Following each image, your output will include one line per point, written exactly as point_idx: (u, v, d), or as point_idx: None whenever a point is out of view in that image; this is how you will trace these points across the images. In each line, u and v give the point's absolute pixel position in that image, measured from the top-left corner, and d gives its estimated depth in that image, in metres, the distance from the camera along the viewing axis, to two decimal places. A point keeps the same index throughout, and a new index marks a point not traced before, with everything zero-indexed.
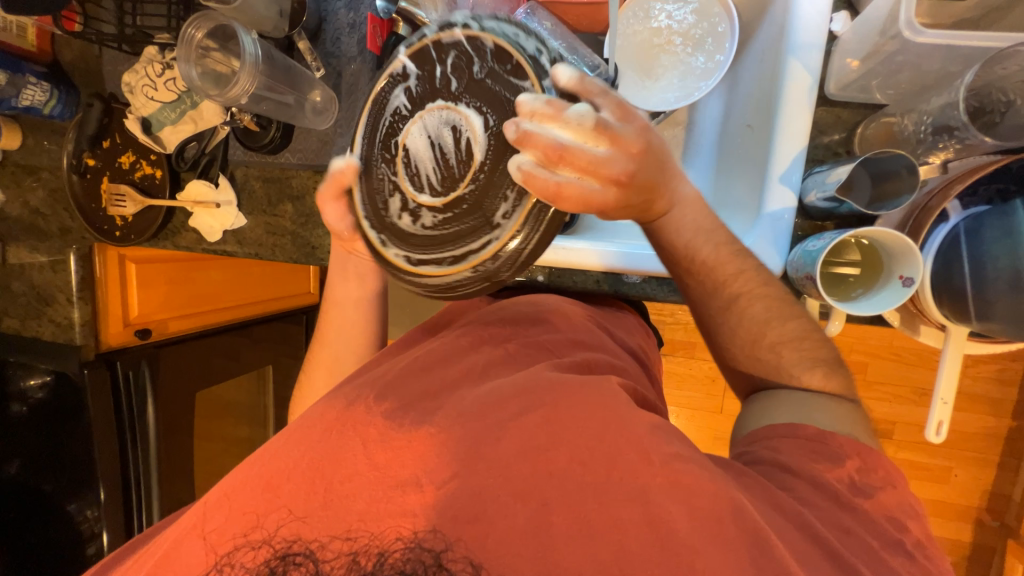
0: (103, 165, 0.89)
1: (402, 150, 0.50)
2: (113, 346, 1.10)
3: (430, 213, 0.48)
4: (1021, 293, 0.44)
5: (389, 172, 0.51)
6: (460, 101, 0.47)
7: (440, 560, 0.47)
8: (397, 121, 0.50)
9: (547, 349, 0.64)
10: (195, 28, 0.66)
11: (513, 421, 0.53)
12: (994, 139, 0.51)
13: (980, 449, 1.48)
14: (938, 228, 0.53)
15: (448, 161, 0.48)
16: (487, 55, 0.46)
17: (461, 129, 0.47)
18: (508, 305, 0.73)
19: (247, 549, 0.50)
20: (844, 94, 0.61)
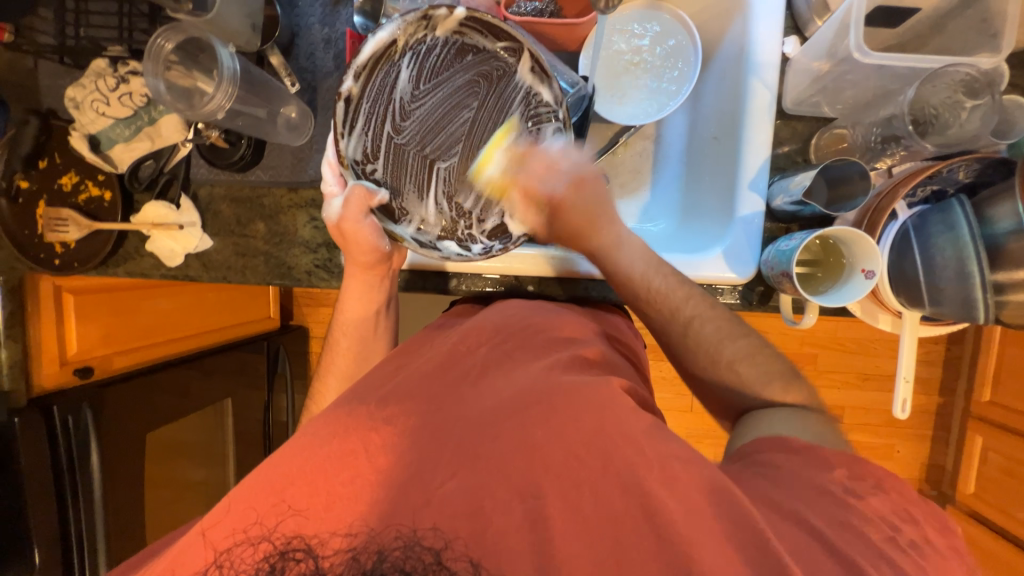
0: (39, 188, 0.81)
1: (411, 179, 0.65)
2: (48, 388, 0.99)
3: (465, 158, 0.66)
4: (965, 280, 0.50)
5: (406, 154, 0.64)
6: (440, 202, 0.66)
7: (440, 558, 0.47)
8: (397, 184, 0.64)
9: (542, 346, 0.65)
10: (164, 39, 0.62)
11: (517, 423, 0.53)
12: (934, 145, 0.58)
13: (914, 425, 1.65)
14: (891, 226, 0.58)
15: (459, 201, 0.66)
16: (461, 216, 0.66)
17: (452, 197, 0.66)
18: (505, 304, 0.73)
19: (244, 546, 0.48)
20: (798, 109, 0.67)
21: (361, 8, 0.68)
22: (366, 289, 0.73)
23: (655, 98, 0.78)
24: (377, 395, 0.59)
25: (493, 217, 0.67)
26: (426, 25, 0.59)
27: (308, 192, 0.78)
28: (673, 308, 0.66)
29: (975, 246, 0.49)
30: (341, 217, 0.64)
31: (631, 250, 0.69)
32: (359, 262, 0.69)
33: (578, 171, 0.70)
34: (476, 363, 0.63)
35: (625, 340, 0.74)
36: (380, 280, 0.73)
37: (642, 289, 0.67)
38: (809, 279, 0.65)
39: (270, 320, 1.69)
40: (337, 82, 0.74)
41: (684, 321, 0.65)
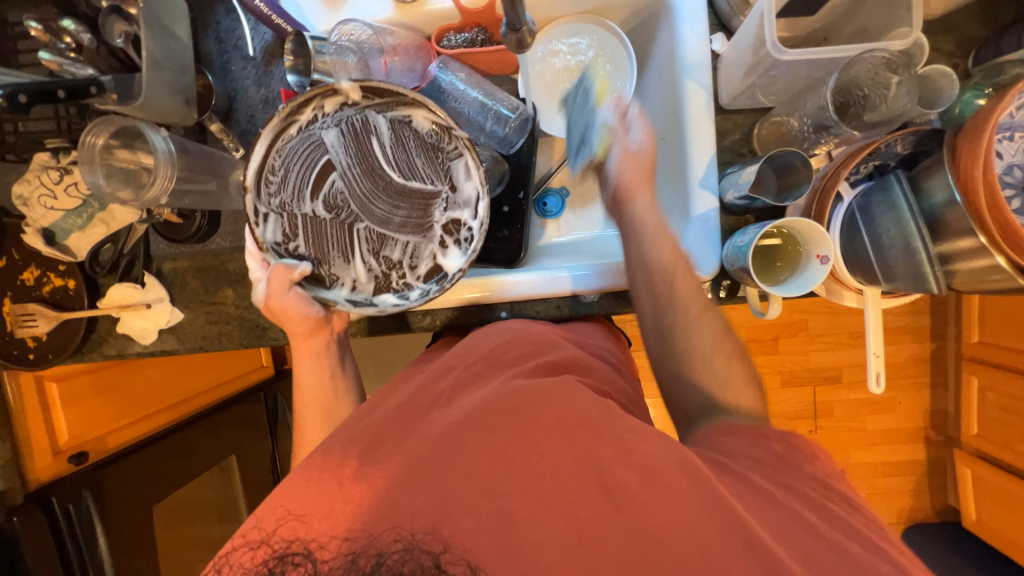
0: (3, 286, 0.80)
1: (326, 246, 0.64)
2: (45, 479, 0.97)
3: (379, 210, 0.64)
4: (912, 256, 0.51)
5: (318, 221, 0.63)
6: (367, 259, 0.65)
7: (440, 560, 0.44)
8: (320, 254, 0.64)
9: (509, 362, 0.64)
10: (94, 135, 0.60)
11: (497, 449, 0.50)
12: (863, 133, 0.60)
13: (914, 374, 1.66)
14: (837, 208, 0.60)
15: (386, 254, 0.65)
16: (393, 264, 0.66)
17: (382, 249, 0.65)
18: (476, 335, 0.72)
19: (243, 551, 0.47)
20: (735, 103, 0.67)
21: (292, 64, 0.66)
22: (320, 350, 0.72)
23: (599, 108, 0.78)
24: (344, 435, 0.58)
25: (423, 262, 0.66)
26: (320, 100, 0.59)
27: None
28: (672, 298, 0.65)
29: (916, 222, 0.50)
30: (268, 300, 0.64)
31: (664, 235, 0.67)
32: (297, 335, 0.69)
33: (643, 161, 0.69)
34: (444, 389, 0.63)
35: (595, 344, 0.74)
36: (326, 344, 0.72)
37: (671, 288, 0.65)
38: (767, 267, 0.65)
39: (265, 368, 1.59)
40: None
41: (691, 311, 0.65)
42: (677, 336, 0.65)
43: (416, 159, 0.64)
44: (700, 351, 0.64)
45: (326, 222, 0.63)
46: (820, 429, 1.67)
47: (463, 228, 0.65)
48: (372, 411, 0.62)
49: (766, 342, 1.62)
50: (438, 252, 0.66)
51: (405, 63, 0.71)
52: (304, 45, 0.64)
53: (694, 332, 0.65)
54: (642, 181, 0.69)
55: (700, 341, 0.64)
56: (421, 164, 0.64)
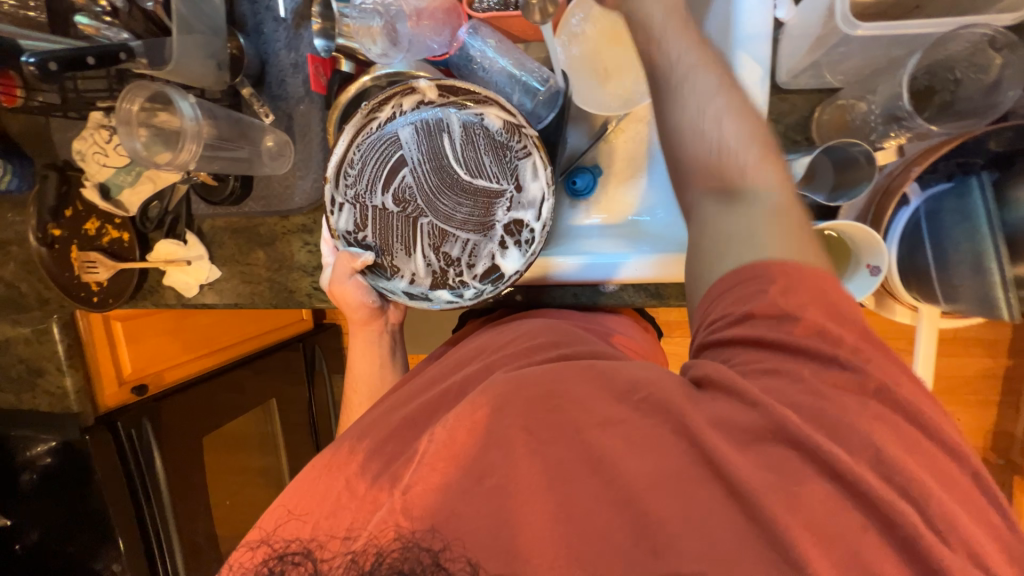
0: (71, 234, 0.88)
1: (393, 238, 0.65)
2: (112, 407, 1.11)
3: (444, 207, 0.64)
4: (982, 275, 0.45)
5: (386, 214, 0.64)
6: (429, 255, 0.66)
7: (439, 560, 0.45)
8: (383, 244, 0.65)
9: (524, 354, 0.60)
10: (130, 101, 0.61)
11: (496, 435, 0.48)
12: (939, 128, 0.51)
13: (978, 391, 1.48)
14: (900, 213, 0.51)
15: (448, 251, 0.66)
16: (453, 261, 0.66)
17: (444, 245, 0.66)
18: (505, 324, 0.71)
19: (244, 550, 0.52)
20: (795, 83, 0.58)
21: (320, 28, 0.64)
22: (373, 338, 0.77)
23: (641, 80, 0.72)
24: (358, 428, 0.61)
25: (482, 262, 0.66)
26: (396, 97, 0.60)
27: (298, 219, 0.80)
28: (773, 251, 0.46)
29: (993, 238, 0.44)
30: (333, 285, 0.70)
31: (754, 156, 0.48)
32: (356, 320, 0.74)
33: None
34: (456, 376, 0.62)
35: (623, 344, 0.68)
36: (380, 334, 0.77)
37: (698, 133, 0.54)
38: None
39: (303, 321, 1.72)
40: (308, 108, 0.74)
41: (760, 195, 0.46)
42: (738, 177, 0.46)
43: (487, 158, 0.63)
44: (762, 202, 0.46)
45: (392, 214, 0.64)
46: None
47: (527, 230, 0.65)
48: (385, 404, 0.64)
49: None
50: (499, 255, 0.66)
51: (433, 28, 0.66)
52: (331, 8, 0.63)
53: (758, 177, 0.47)
54: (680, 24, 0.52)
55: (761, 188, 0.47)
56: (490, 162, 0.63)
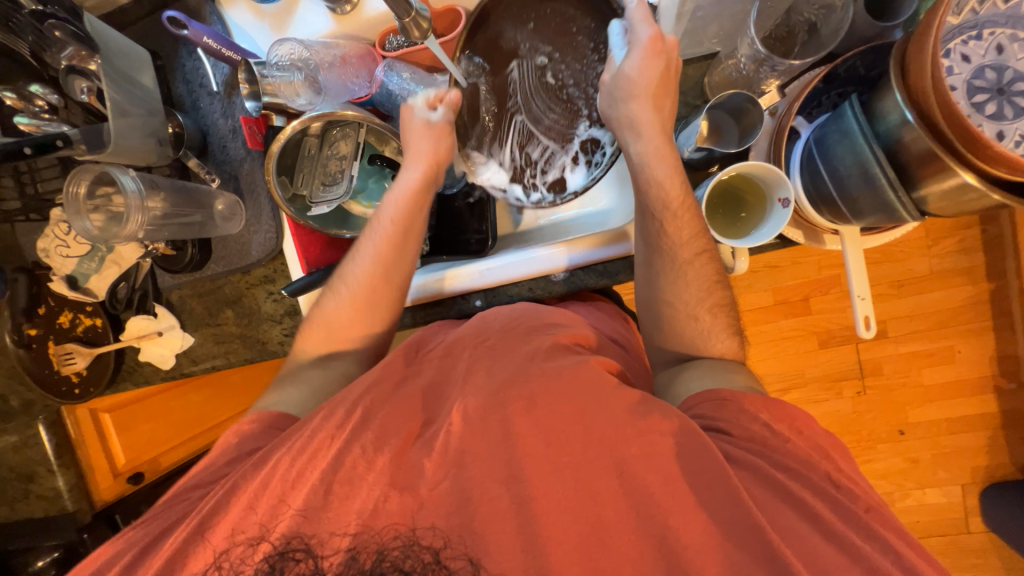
0: (45, 331, 0.90)
1: (492, 134, 0.76)
2: (108, 500, 1.07)
3: (531, 117, 0.75)
4: (872, 185, 0.47)
5: (489, 112, 0.75)
6: (519, 152, 0.76)
7: (440, 557, 0.49)
8: (486, 141, 0.76)
9: (523, 331, 0.65)
10: (77, 184, 0.66)
11: (482, 414, 0.55)
12: (802, 60, 0.56)
13: (971, 319, 1.42)
14: (796, 145, 0.57)
15: (528, 154, 0.76)
16: (534, 161, 0.76)
17: (531, 146, 0.76)
18: (491, 314, 0.70)
19: (243, 546, 0.52)
20: (679, 55, 0.64)
21: (247, 92, 0.68)
22: (423, 186, 0.69)
23: None
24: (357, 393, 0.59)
25: (553, 172, 0.76)
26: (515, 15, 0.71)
27: (260, 271, 0.83)
28: (687, 314, 0.63)
29: (872, 148, 0.46)
30: (436, 122, 0.69)
31: (682, 250, 0.61)
32: (424, 156, 0.68)
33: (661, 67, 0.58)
34: (458, 372, 0.62)
35: (597, 321, 0.73)
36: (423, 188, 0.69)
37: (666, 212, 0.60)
38: (735, 220, 0.63)
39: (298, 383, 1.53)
40: (252, 165, 0.78)
41: (685, 268, 0.61)
42: (667, 280, 0.62)
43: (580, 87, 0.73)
44: (685, 301, 0.62)
45: (489, 116, 0.75)
46: (869, 390, 1.48)
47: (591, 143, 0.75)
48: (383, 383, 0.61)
49: (796, 303, 1.43)
50: (560, 172, 0.76)
51: (353, 71, 0.74)
52: (253, 72, 0.67)
53: (681, 283, 0.62)
54: (659, 106, 0.59)
55: (687, 291, 0.62)
56: (573, 85, 0.73)
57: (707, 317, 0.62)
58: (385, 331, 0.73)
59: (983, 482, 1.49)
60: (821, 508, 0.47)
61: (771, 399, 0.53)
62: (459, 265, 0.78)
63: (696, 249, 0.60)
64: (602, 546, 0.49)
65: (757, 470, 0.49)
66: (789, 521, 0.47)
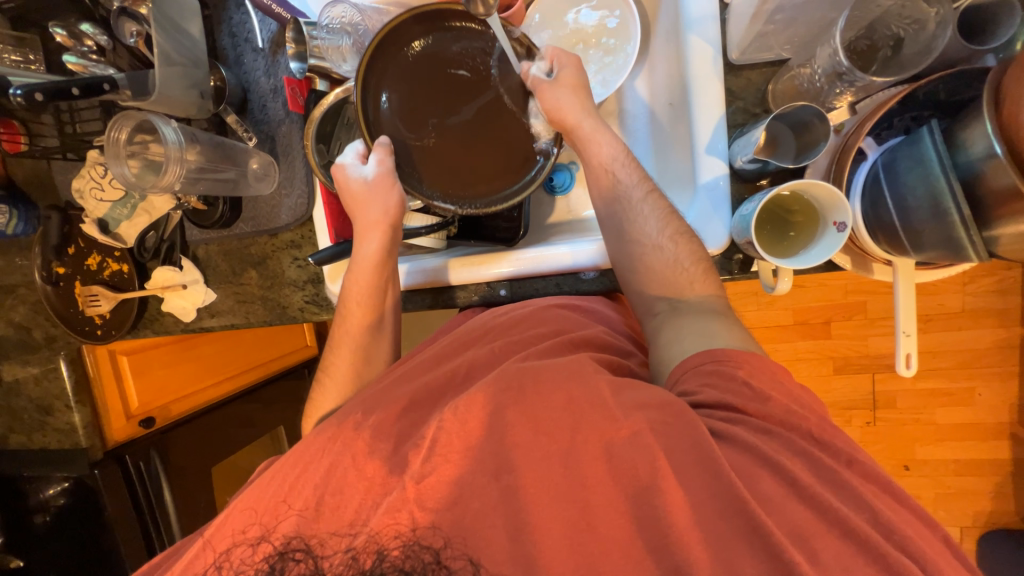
0: (73, 271, 0.91)
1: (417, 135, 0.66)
2: (120, 440, 1.10)
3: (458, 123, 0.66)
4: (942, 220, 0.44)
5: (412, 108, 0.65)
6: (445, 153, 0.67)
7: (440, 557, 0.48)
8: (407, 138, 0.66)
9: (528, 341, 0.65)
10: (118, 129, 0.65)
11: (495, 409, 0.53)
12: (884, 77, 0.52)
13: (997, 362, 1.37)
14: (861, 167, 0.54)
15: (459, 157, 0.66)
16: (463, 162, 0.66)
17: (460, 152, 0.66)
18: (511, 308, 0.72)
19: (245, 546, 0.52)
20: (746, 59, 0.61)
21: (294, 52, 0.68)
22: (384, 255, 0.70)
23: (604, 71, 0.75)
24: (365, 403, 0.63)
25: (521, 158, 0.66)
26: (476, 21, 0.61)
27: (288, 235, 0.82)
28: (655, 245, 0.63)
29: (948, 181, 0.43)
30: (372, 179, 0.66)
31: (625, 180, 0.67)
32: (375, 226, 0.69)
33: (579, 78, 0.67)
34: (460, 366, 0.65)
35: (618, 325, 0.71)
36: (382, 263, 0.71)
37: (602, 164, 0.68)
38: (781, 240, 0.60)
39: (308, 347, 1.63)
40: (289, 128, 0.77)
41: (640, 200, 0.65)
42: (626, 220, 0.65)
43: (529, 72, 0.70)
44: (648, 235, 0.64)
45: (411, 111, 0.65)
46: (879, 422, 1.45)
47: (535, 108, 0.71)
48: (388, 380, 0.67)
49: (817, 327, 1.40)
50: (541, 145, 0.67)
51: None
52: (302, 32, 0.66)
53: (640, 218, 0.65)
54: (584, 104, 0.67)
55: (648, 224, 0.64)
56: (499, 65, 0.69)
57: (670, 245, 0.63)
58: (354, 315, 0.73)
59: (984, 527, 1.46)
60: (842, 549, 0.44)
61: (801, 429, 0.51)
62: (486, 252, 0.76)
63: (647, 188, 0.66)
64: (607, 562, 0.47)
65: (782, 497, 0.46)
66: (827, 553, 0.43)
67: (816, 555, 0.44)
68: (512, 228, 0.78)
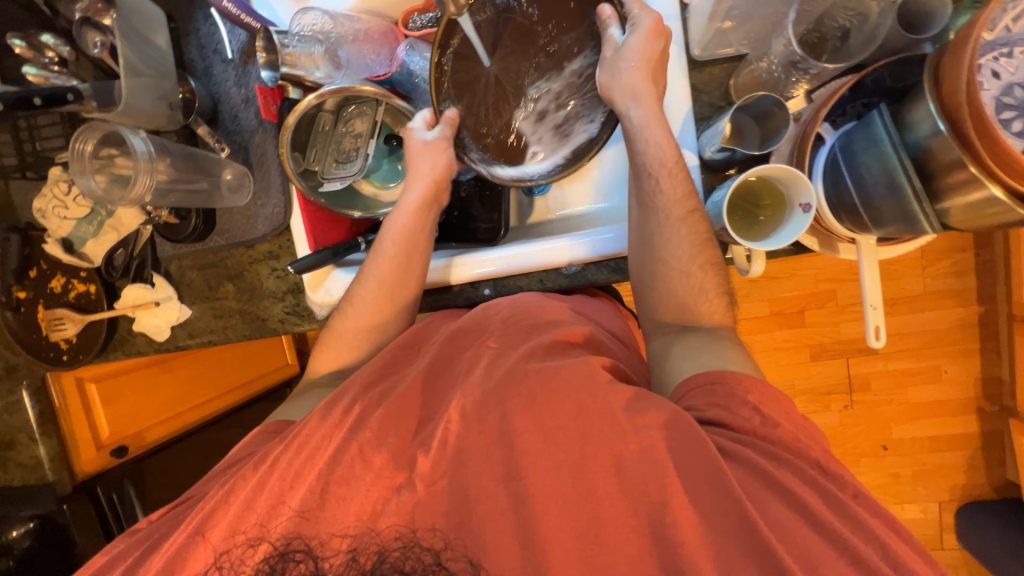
0: (35, 295, 0.87)
1: (485, 109, 0.68)
2: (91, 471, 1.04)
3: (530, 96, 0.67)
4: (897, 195, 0.47)
5: (474, 72, 0.66)
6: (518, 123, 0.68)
7: (440, 559, 0.49)
8: (477, 112, 0.68)
9: (525, 333, 0.63)
10: (83, 141, 0.64)
11: (484, 412, 0.54)
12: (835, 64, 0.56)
13: (961, 340, 1.44)
14: (820, 152, 0.57)
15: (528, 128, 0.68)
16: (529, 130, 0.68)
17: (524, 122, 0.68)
18: (495, 305, 0.70)
19: (243, 546, 0.51)
20: (708, 54, 0.64)
21: (265, 61, 0.67)
22: (424, 205, 0.70)
23: None
24: (360, 392, 0.59)
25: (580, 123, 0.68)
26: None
27: (264, 246, 0.81)
28: (682, 271, 0.63)
29: (900, 158, 0.46)
30: (431, 141, 0.67)
31: (670, 195, 0.62)
32: (424, 179, 0.69)
33: (652, 66, 0.60)
34: (460, 368, 0.62)
35: (601, 318, 0.73)
36: (421, 248, 0.71)
37: (650, 169, 0.62)
38: (753, 226, 0.63)
39: (290, 366, 1.58)
40: (263, 137, 0.76)
41: (680, 218, 0.62)
42: (659, 236, 0.63)
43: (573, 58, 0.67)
44: (678, 258, 0.62)
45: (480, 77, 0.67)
46: (857, 404, 1.50)
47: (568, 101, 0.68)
48: (383, 377, 0.62)
49: (792, 315, 1.45)
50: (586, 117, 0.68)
51: (372, 48, 0.73)
52: (272, 41, 0.66)
53: (675, 237, 0.62)
54: (646, 87, 0.60)
55: (680, 247, 0.62)
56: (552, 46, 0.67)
57: (698, 273, 0.62)
58: (363, 328, 0.72)
59: (962, 500, 1.51)
60: (833, 523, 0.45)
61: (783, 406, 0.53)
62: (469, 254, 0.77)
63: (688, 208, 0.62)
64: (602, 549, 0.48)
65: (766, 473, 0.48)
66: (803, 533, 0.45)
67: (801, 530, 0.45)
68: (492, 230, 0.80)
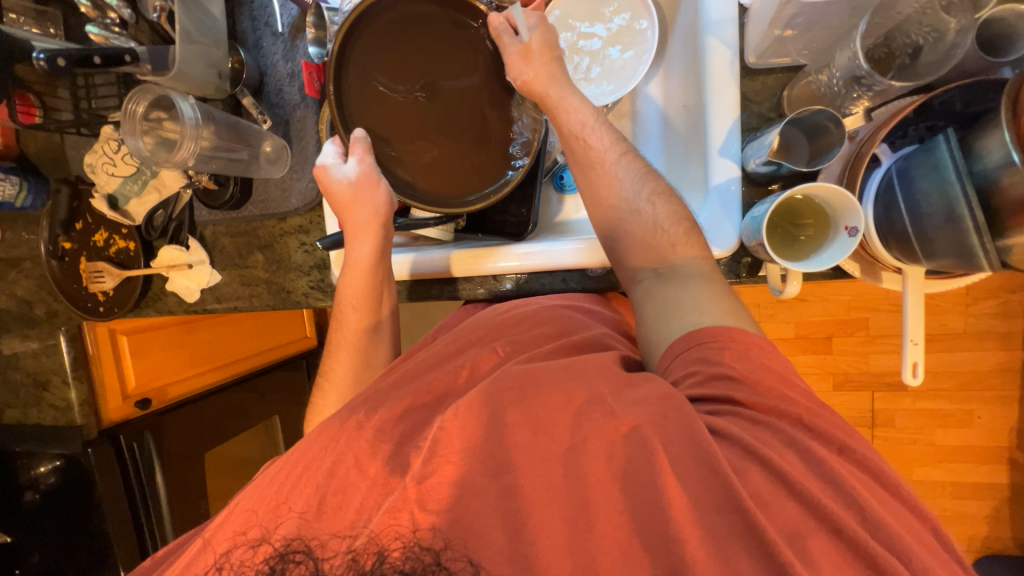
0: (80, 246, 0.91)
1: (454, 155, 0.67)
2: (115, 420, 1.09)
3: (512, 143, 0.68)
4: (954, 227, 0.44)
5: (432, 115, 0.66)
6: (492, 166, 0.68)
7: (440, 559, 0.48)
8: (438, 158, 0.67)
9: (529, 340, 0.65)
10: (136, 103, 0.66)
11: (498, 410, 0.53)
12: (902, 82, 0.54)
13: (998, 386, 1.36)
14: (874, 173, 0.54)
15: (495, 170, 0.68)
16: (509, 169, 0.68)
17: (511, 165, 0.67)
18: (515, 307, 0.72)
19: (244, 547, 0.52)
20: (763, 62, 0.62)
21: (314, 37, 0.72)
22: (376, 255, 0.70)
23: (624, 67, 0.74)
24: (368, 400, 0.61)
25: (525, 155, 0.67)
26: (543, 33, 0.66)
27: (296, 220, 0.83)
28: (631, 209, 0.64)
29: (963, 188, 0.43)
30: (355, 179, 0.65)
31: (602, 147, 0.66)
32: (369, 227, 0.68)
33: (549, 42, 0.66)
34: (461, 364, 0.64)
35: (614, 321, 0.72)
36: (378, 275, 0.71)
37: (575, 138, 0.67)
38: (792, 244, 0.60)
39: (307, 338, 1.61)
40: (305, 113, 0.78)
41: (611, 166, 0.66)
42: (604, 185, 0.66)
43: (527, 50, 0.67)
44: (625, 198, 0.65)
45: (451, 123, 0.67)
46: (878, 441, 1.43)
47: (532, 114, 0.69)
48: (394, 376, 0.65)
49: (818, 340, 1.40)
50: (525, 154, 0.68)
51: None
52: (322, 18, 0.72)
53: (620, 181, 0.66)
54: (552, 72, 0.65)
55: (627, 185, 0.65)
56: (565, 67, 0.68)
57: (648, 207, 0.64)
58: (338, 327, 0.75)
59: (979, 553, 1.45)
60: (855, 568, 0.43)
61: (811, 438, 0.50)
62: (478, 246, 0.75)
63: (619, 149, 0.66)
64: (606, 567, 0.46)
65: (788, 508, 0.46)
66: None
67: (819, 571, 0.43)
68: (521, 224, 0.78)
